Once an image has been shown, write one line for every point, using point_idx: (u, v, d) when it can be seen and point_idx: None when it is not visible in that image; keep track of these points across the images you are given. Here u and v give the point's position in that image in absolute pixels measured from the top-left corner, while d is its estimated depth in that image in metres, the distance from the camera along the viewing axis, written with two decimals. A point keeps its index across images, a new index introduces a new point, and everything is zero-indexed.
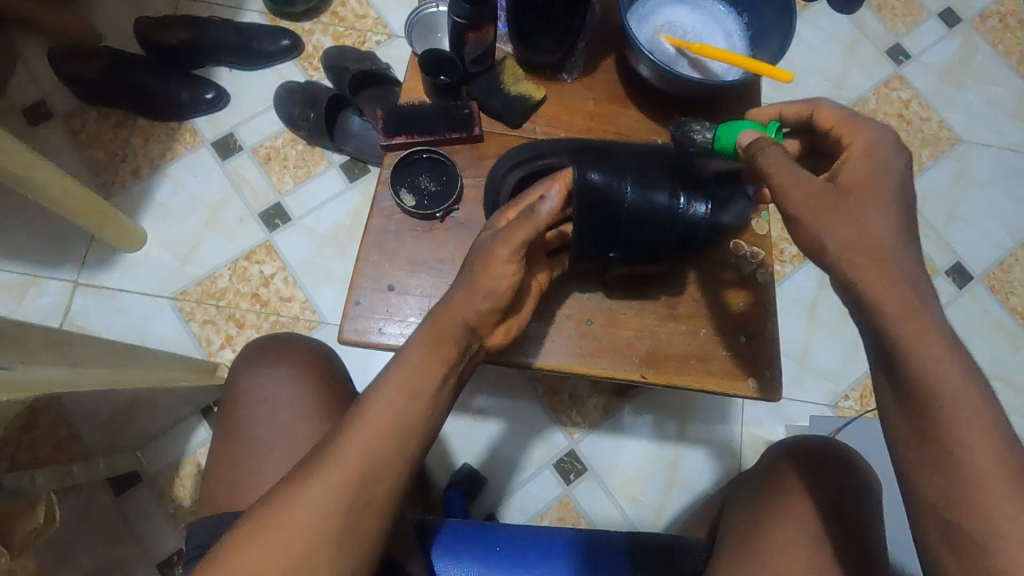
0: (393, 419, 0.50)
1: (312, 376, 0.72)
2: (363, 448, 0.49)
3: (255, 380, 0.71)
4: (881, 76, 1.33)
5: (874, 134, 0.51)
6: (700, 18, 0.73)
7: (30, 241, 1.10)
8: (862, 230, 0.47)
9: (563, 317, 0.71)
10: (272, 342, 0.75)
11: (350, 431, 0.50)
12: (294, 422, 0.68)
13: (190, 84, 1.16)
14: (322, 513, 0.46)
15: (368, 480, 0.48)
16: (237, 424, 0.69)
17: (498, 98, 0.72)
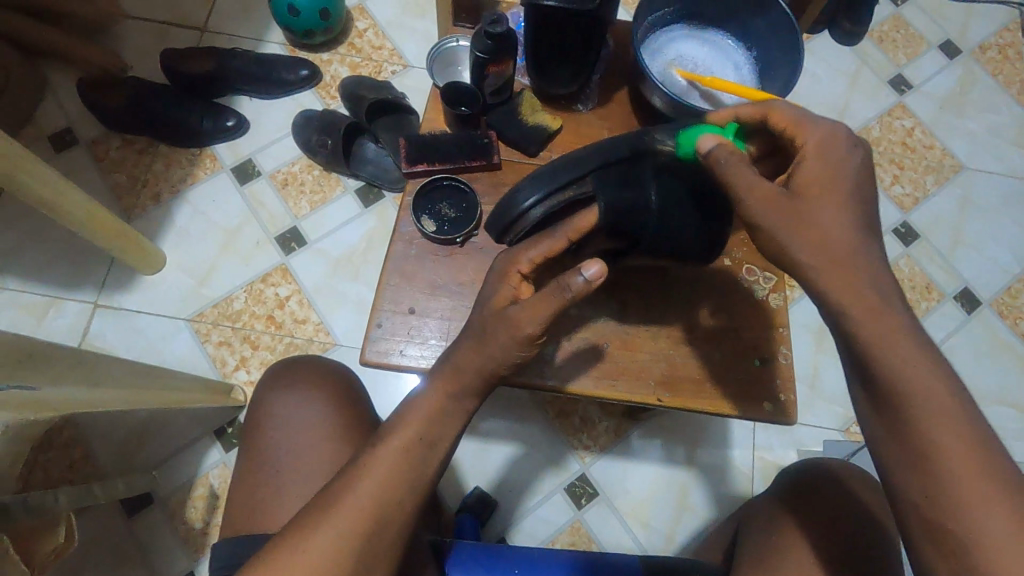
0: (408, 462, 0.51)
1: (331, 396, 0.73)
2: (377, 493, 0.50)
3: (276, 402, 0.72)
4: (884, 105, 1.36)
5: (826, 133, 0.54)
6: (710, 52, 0.76)
7: (52, 262, 1.12)
8: (823, 238, 0.49)
9: (579, 341, 0.72)
10: (291, 364, 0.76)
11: (365, 475, 0.51)
12: (314, 442, 0.69)
13: (211, 112, 1.20)
14: (335, 558, 0.48)
15: (381, 525, 0.49)
16: (257, 445, 0.70)
17: (516, 128, 0.75)
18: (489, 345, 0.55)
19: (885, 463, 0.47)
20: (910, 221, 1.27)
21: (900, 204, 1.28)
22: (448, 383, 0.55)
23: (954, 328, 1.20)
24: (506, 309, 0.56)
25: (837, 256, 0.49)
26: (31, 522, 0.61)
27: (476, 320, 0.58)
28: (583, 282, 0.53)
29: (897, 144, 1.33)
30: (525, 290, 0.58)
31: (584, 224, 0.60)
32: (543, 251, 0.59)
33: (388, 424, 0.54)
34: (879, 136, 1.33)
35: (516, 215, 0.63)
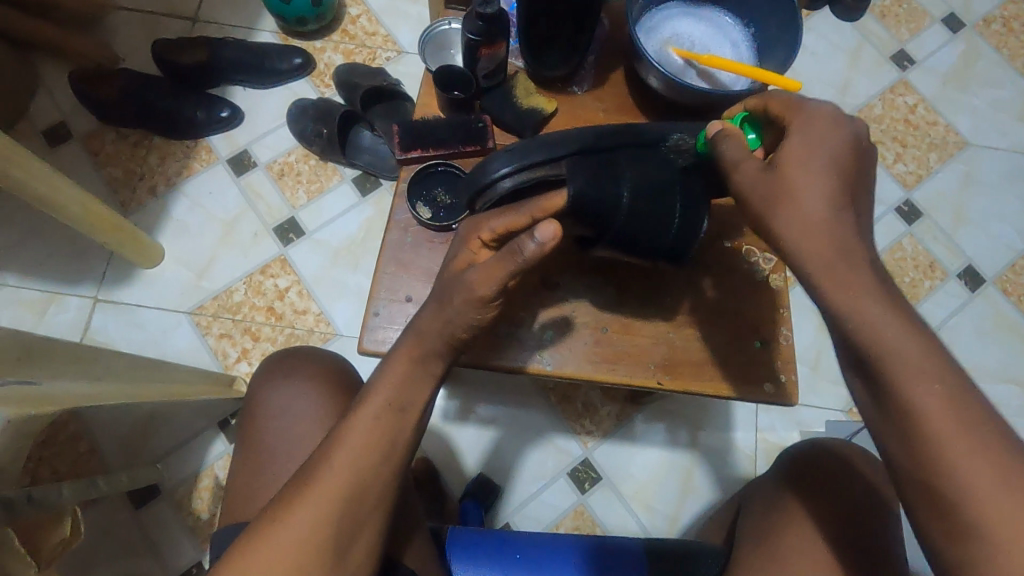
0: (383, 430, 0.53)
1: (328, 384, 0.73)
2: (354, 461, 0.52)
3: (272, 393, 0.72)
4: (886, 82, 1.33)
5: (818, 111, 0.52)
6: (706, 29, 0.74)
7: (51, 259, 1.12)
8: (798, 210, 0.49)
9: (578, 325, 0.72)
10: (286, 355, 0.76)
11: (339, 447, 0.52)
12: (315, 432, 0.69)
13: (205, 103, 1.19)
14: (314, 526, 0.49)
15: (359, 490, 0.51)
16: (256, 436, 0.70)
17: (511, 111, 0.74)
18: (448, 309, 0.57)
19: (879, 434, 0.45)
20: (913, 199, 1.26)
21: (903, 182, 1.27)
22: (414, 348, 0.57)
23: (957, 307, 1.20)
24: (463, 272, 0.59)
25: (813, 227, 0.48)
26: (36, 517, 0.61)
27: (438, 283, 0.61)
28: (536, 246, 0.54)
29: (900, 121, 1.31)
30: (486, 255, 0.60)
31: (551, 203, 0.59)
32: (506, 221, 0.59)
33: (361, 394, 0.56)
34: (881, 113, 1.31)
35: (484, 184, 0.62)
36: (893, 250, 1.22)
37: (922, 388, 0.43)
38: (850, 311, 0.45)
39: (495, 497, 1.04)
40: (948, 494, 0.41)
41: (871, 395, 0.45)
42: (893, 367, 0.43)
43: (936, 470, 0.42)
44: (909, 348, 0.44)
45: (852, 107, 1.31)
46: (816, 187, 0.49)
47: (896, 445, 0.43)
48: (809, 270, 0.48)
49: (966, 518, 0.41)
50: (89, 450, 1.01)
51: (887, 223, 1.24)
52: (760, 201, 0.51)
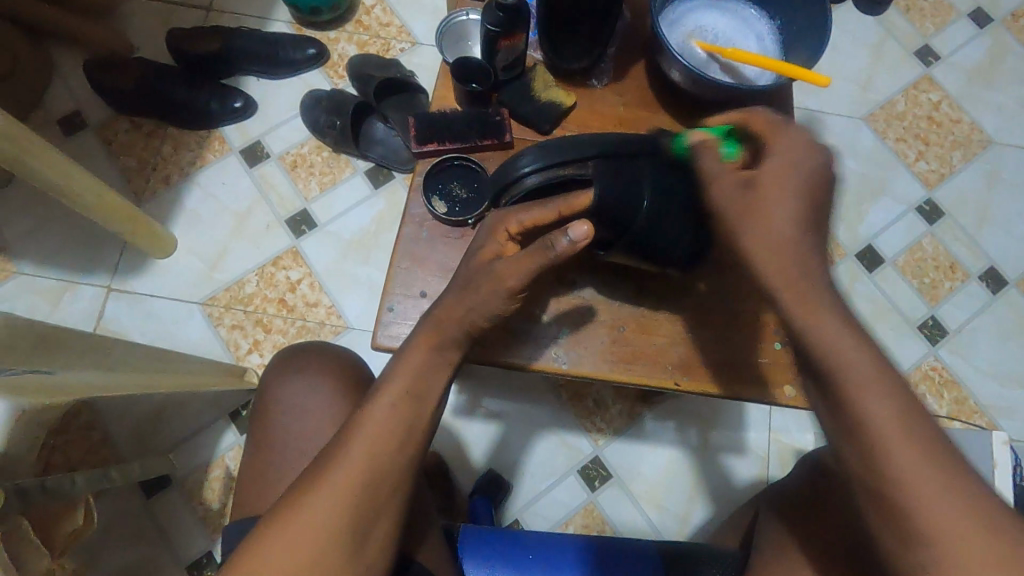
0: (400, 418, 0.53)
1: (338, 381, 0.72)
2: (370, 450, 0.51)
3: (281, 388, 0.71)
4: (909, 78, 1.31)
5: (798, 136, 0.54)
6: (730, 22, 0.72)
7: (64, 248, 1.12)
8: (766, 226, 0.51)
9: (594, 323, 0.70)
10: (296, 351, 0.76)
11: (356, 436, 0.52)
12: (326, 427, 0.69)
13: (219, 93, 1.18)
14: (334, 513, 0.49)
15: (377, 477, 0.51)
16: (267, 431, 0.69)
17: (529, 103, 0.72)
18: (472, 298, 0.57)
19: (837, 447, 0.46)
20: (934, 198, 1.23)
21: (924, 180, 1.24)
22: (432, 337, 0.56)
23: (978, 309, 1.17)
24: (490, 262, 0.58)
25: (775, 246, 0.50)
26: (50, 507, 0.62)
27: (462, 271, 0.60)
28: (568, 243, 0.54)
29: (923, 118, 1.28)
30: (511, 248, 0.60)
31: (577, 202, 0.60)
32: (534, 216, 0.59)
33: (376, 384, 0.55)
34: (903, 109, 1.29)
35: (511, 179, 0.62)
36: (913, 250, 1.20)
37: (879, 404, 0.44)
38: (810, 326, 0.47)
39: (505, 493, 1.04)
40: (902, 505, 0.43)
41: (828, 410, 0.46)
42: (851, 385, 0.45)
43: (890, 483, 0.43)
44: (866, 364, 0.45)
45: (874, 103, 1.29)
46: (785, 209, 0.51)
47: (853, 458, 0.45)
48: (774, 289, 0.49)
49: (914, 527, 0.42)
50: (102, 439, 1.02)
51: (907, 222, 1.22)
52: (732, 215, 0.53)
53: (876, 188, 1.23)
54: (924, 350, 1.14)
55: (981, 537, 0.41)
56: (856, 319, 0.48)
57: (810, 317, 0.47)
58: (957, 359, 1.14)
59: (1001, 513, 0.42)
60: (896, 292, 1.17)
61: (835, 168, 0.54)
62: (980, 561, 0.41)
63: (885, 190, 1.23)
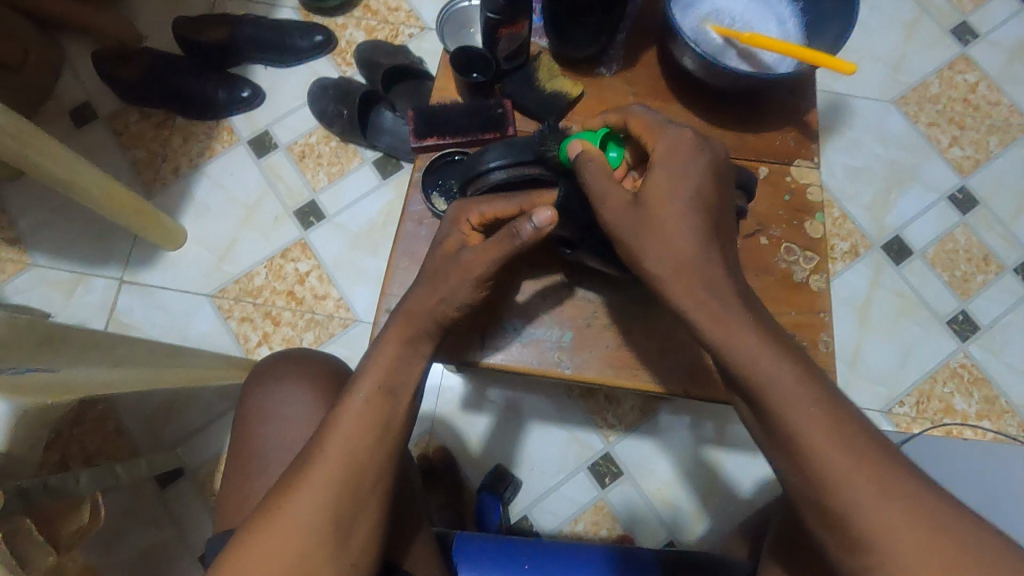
0: (372, 412, 0.52)
1: (322, 389, 0.70)
2: (345, 446, 0.50)
3: (265, 397, 0.70)
4: (945, 58, 1.23)
5: (673, 139, 0.55)
6: (749, 4, 0.67)
7: (78, 240, 1.13)
8: (667, 238, 0.52)
9: (602, 326, 0.67)
10: (281, 357, 0.73)
11: (332, 433, 0.51)
12: (304, 435, 0.68)
13: (226, 83, 1.17)
14: (318, 509, 0.48)
15: (356, 470, 0.50)
16: (251, 441, 0.68)
17: (533, 95, 0.69)
18: (442, 287, 0.57)
19: (775, 461, 0.46)
20: (968, 186, 1.17)
21: (958, 167, 1.18)
22: (403, 329, 0.57)
23: (1013, 304, 1.11)
24: (456, 254, 0.58)
25: (683, 265, 0.51)
26: (54, 504, 0.62)
27: (427, 264, 0.60)
28: (532, 229, 0.53)
29: (958, 101, 1.21)
30: (476, 239, 0.60)
31: (542, 200, 0.59)
32: (497, 208, 0.59)
33: (352, 380, 0.55)
34: (938, 91, 1.22)
35: (476, 173, 0.61)
36: (944, 241, 1.14)
37: (802, 413, 0.45)
38: (724, 340, 0.48)
39: (514, 489, 1.02)
40: (842, 515, 0.43)
41: (762, 432, 0.47)
42: (775, 401, 0.45)
43: (824, 488, 0.43)
44: (786, 374, 0.46)
45: (906, 85, 1.22)
46: (682, 224, 0.52)
47: (793, 476, 0.45)
48: (697, 320, 0.50)
49: (851, 529, 0.43)
50: (116, 430, 1.03)
51: (938, 212, 1.16)
52: (628, 233, 0.53)
53: (905, 175, 1.17)
54: (952, 347, 1.09)
55: (908, 529, 0.41)
56: (779, 331, 0.49)
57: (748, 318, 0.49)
58: (988, 356, 1.09)
59: (919, 489, 0.43)
60: (925, 285, 1.12)
61: (721, 164, 0.56)
62: (907, 555, 0.41)
63: (914, 177, 1.17)
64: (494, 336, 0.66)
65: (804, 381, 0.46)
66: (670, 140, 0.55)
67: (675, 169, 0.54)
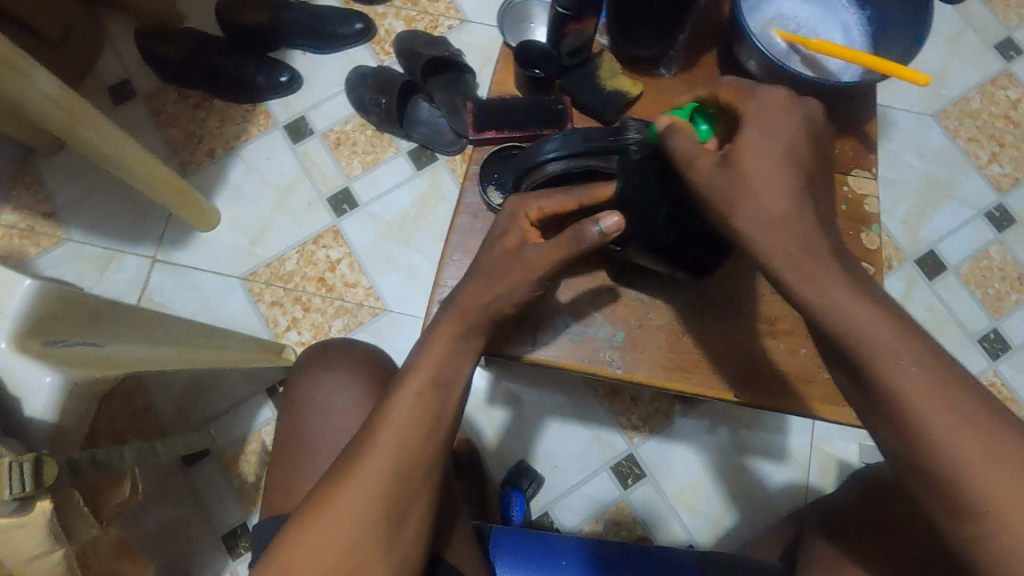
0: (425, 407, 0.52)
1: (367, 379, 0.71)
2: (397, 438, 0.50)
3: (311, 385, 0.71)
4: (987, 73, 1.22)
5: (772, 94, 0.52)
6: (815, 11, 0.67)
7: (113, 217, 1.13)
8: (759, 196, 0.49)
9: (652, 328, 0.67)
10: (326, 348, 0.75)
11: (384, 423, 0.51)
12: (349, 424, 0.68)
13: (265, 67, 1.17)
14: (369, 499, 0.49)
15: (406, 464, 0.50)
16: (296, 428, 0.69)
17: (593, 92, 0.69)
18: (499, 285, 0.56)
19: (881, 436, 0.44)
20: (1006, 203, 1.16)
21: (996, 184, 1.17)
22: (456, 323, 0.56)
23: None
24: (517, 251, 0.57)
25: (776, 218, 0.48)
26: (98, 478, 0.63)
27: (486, 258, 0.58)
28: (598, 233, 0.53)
29: (999, 117, 1.20)
30: (534, 235, 0.59)
31: (600, 193, 0.58)
32: (556, 204, 0.58)
33: (401, 373, 0.55)
34: (979, 107, 1.21)
35: (534, 164, 0.60)
36: (979, 258, 1.13)
37: (904, 375, 0.42)
38: (819, 302, 0.45)
39: (536, 486, 1.02)
40: (941, 484, 0.41)
41: (864, 399, 0.45)
42: (878, 367, 0.43)
43: (924, 448, 0.41)
44: (887, 334, 0.43)
45: (947, 99, 1.21)
46: (771, 179, 0.49)
47: (890, 443, 0.43)
48: (784, 277, 0.47)
49: (950, 493, 0.41)
50: (144, 407, 1.04)
51: (974, 228, 1.15)
52: (719, 194, 0.50)
53: (942, 190, 1.16)
54: (983, 365, 1.08)
55: None
56: None
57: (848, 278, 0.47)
58: (1018, 375, 1.08)
59: (1017, 442, 0.41)
60: (957, 302, 1.11)
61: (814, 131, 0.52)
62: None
63: (952, 192, 1.16)
64: (544, 332, 0.66)
65: (896, 345, 0.43)
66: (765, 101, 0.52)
67: (762, 126, 0.51)
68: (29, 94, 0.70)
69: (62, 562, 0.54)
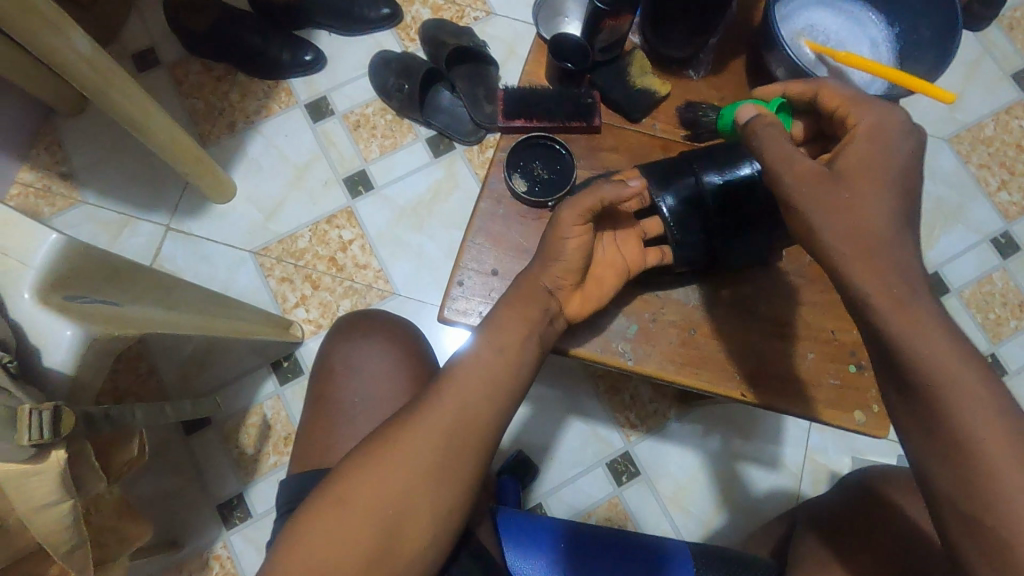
0: (466, 391, 0.54)
1: (382, 348, 0.74)
2: (454, 418, 0.53)
3: (333, 356, 0.74)
4: (1002, 102, 1.23)
5: (876, 119, 0.54)
6: (845, 25, 0.69)
7: (128, 182, 1.14)
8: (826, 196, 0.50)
9: (666, 323, 0.69)
10: (350, 321, 0.78)
11: (437, 401, 0.54)
12: (369, 391, 0.71)
13: (290, 45, 1.18)
14: (413, 469, 0.51)
15: (451, 446, 0.53)
16: (317, 399, 0.72)
17: (622, 90, 0.72)
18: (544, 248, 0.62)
19: (922, 461, 0.46)
20: (1012, 231, 1.18)
21: (1004, 212, 1.19)
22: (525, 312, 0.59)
23: None
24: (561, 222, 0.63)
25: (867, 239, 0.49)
26: (110, 434, 0.63)
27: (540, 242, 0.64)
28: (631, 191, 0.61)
29: (1011, 145, 1.22)
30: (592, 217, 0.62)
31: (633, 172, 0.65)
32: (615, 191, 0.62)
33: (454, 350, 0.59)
34: (992, 134, 1.22)
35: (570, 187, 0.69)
36: (982, 283, 1.15)
37: (977, 417, 0.44)
38: (900, 329, 0.46)
39: (532, 476, 1.04)
40: (986, 515, 0.43)
41: (917, 423, 0.47)
42: (949, 399, 0.45)
43: (974, 480, 0.44)
44: (950, 366, 0.45)
45: (961, 125, 1.22)
46: (876, 203, 0.50)
47: (940, 466, 0.45)
48: (851, 280, 0.48)
49: (986, 505, 0.43)
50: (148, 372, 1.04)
51: (979, 253, 1.16)
52: (809, 203, 0.50)
53: (950, 214, 1.18)
54: None
55: None
56: None
57: (871, 279, 0.48)
58: None
59: None
60: (957, 325, 1.13)
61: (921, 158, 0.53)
62: None
63: (959, 216, 1.18)
64: None
65: (955, 382, 0.45)
66: (874, 121, 0.54)
67: (875, 149, 0.52)
68: (63, 51, 0.71)
69: (70, 512, 0.54)
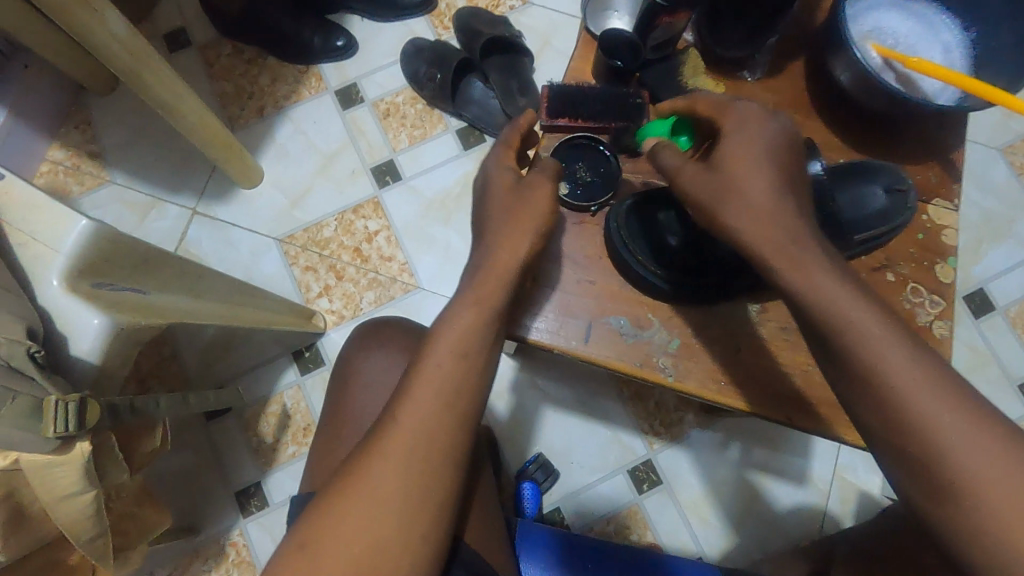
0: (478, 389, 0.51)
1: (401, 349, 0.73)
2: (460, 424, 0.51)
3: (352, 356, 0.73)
4: None
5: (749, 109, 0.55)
6: (914, 27, 0.65)
7: (156, 164, 1.13)
8: None
9: (708, 338, 0.66)
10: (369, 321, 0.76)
11: (448, 398, 0.51)
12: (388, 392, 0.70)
13: (323, 29, 1.15)
14: (424, 473, 0.49)
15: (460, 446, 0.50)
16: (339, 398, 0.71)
17: (673, 91, 0.70)
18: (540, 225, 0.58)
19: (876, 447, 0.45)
20: None
21: None
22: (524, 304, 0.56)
23: None
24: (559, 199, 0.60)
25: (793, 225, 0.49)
26: (134, 424, 0.62)
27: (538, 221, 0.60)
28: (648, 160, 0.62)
29: None
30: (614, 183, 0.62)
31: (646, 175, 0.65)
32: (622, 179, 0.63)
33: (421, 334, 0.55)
34: None
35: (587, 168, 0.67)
36: None
37: (916, 389, 0.43)
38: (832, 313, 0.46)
39: (550, 480, 1.02)
40: (948, 500, 0.41)
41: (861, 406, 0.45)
42: (887, 374, 0.43)
43: (929, 462, 0.42)
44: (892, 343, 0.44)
45: (1017, 134, 1.16)
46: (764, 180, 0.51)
47: (892, 452, 0.43)
48: None
49: (948, 506, 0.41)
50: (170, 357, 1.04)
51: None
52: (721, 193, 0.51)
53: (1001, 228, 1.12)
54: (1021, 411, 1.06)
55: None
56: None
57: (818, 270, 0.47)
58: None
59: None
60: (1001, 345, 1.08)
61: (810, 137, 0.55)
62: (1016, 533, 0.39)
63: (1010, 231, 1.12)
64: (596, 329, 0.65)
65: (896, 357, 0.44)
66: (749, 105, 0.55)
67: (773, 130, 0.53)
68: (97, 31, 0.70)
69: (91, 505, 0.53)
